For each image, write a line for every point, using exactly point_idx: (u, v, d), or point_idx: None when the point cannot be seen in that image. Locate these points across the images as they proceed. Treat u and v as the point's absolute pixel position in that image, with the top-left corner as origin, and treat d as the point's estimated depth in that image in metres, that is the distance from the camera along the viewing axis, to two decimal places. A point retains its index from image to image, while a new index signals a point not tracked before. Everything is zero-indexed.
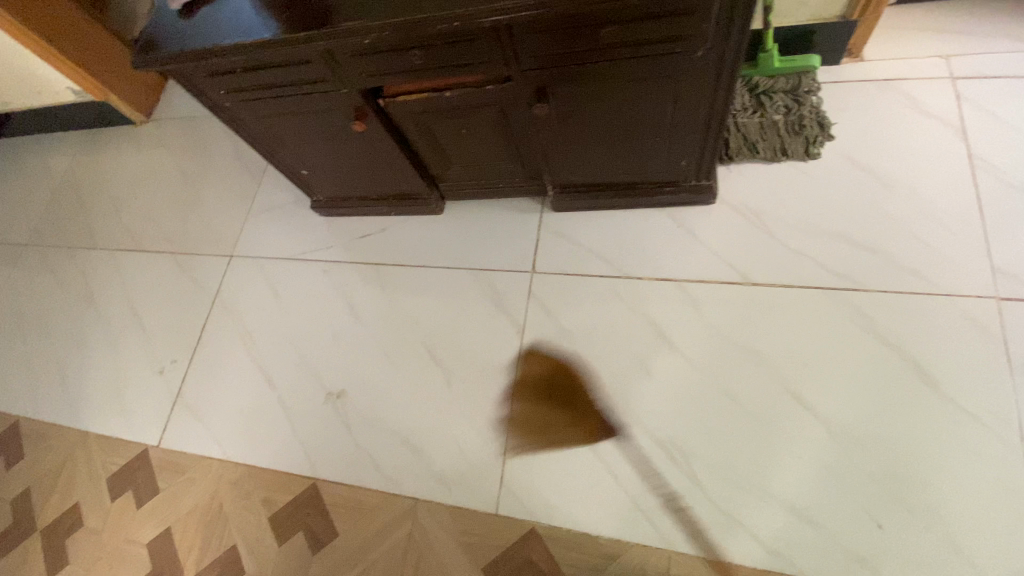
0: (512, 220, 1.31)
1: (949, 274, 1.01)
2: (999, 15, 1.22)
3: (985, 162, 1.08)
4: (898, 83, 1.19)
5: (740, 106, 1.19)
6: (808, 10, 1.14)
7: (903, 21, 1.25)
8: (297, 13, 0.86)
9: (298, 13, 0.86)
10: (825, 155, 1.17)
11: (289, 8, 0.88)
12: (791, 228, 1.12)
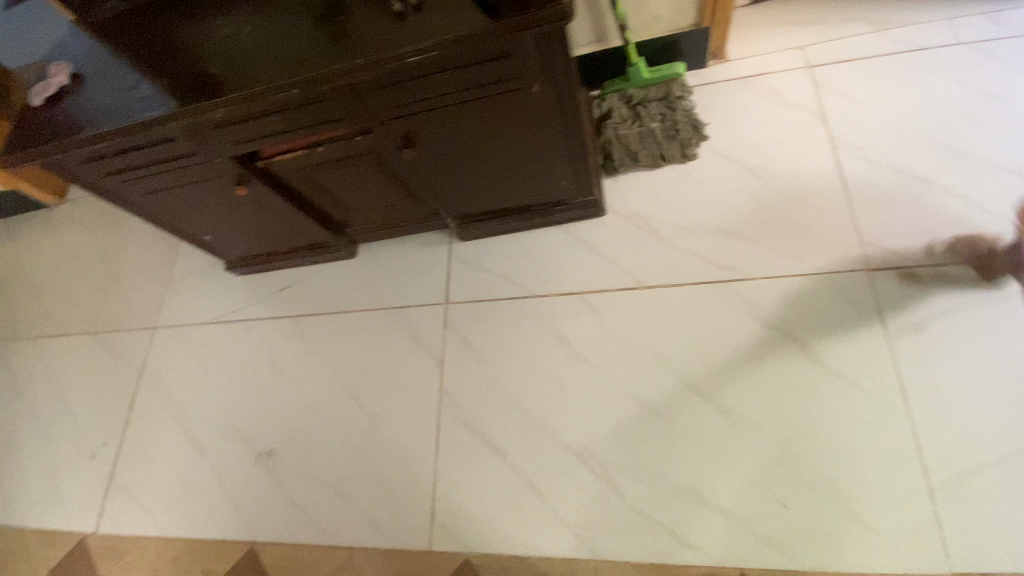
0: (422, 255, 1.34)
1: (822, 254, 1.07)
2: (845, 3, 1.30)
3: (845, 142, 1.15)
4: (759, 78, 1.27)
5: (619, 119, 1.25)
6: (662, 22, 1.21)
7: (759, 19, 1.33)
8: (153, 96, 0.89)
9: (153, 96, 0.89)
10: (702, 153, 1.23)
11: (145, 91, 0.90)
12: (677, 228, 1.18)
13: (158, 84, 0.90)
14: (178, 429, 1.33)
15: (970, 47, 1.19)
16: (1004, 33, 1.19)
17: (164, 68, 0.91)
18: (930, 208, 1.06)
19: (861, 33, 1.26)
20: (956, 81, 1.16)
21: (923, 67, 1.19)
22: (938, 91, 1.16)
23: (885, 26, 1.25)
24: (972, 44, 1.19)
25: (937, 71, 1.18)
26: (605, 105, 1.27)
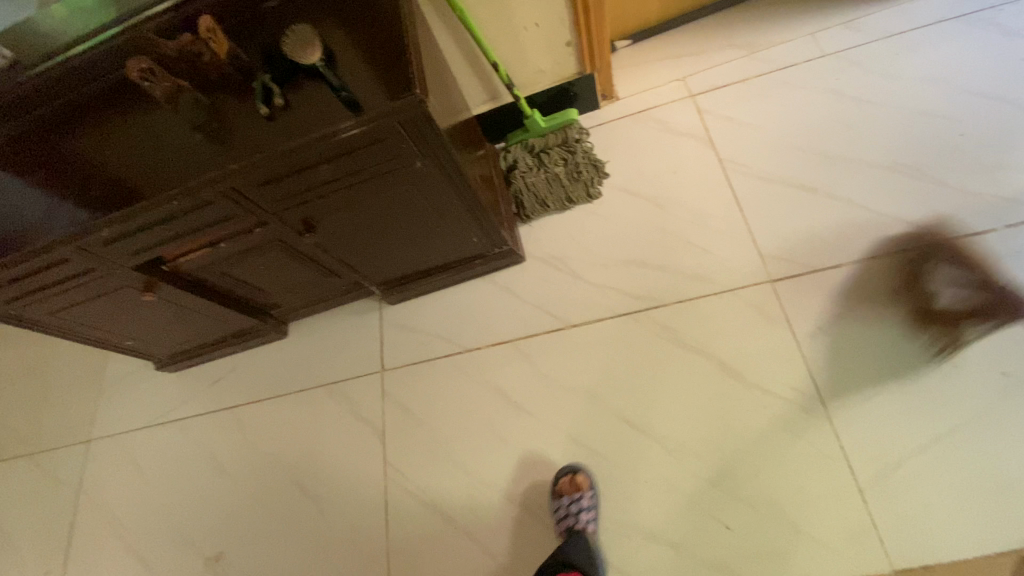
0: (353, 325, 1.34)
1: (728, 272, 1.11)
2: (717, 29, 1.38)
3: (734, 163, 1.22)
4: (649, 112, 1.35)
5: (525, 167, 1.33)
6: (548, 75, 1.28)
7: (642, 57, 1.42)
8: (38, 222, 0.88)
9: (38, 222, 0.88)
10: (605, 192, 1.30)
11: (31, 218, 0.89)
12: (592, 265, 1.22)
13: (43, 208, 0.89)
14: (123, 545, 1.27)
15: (834, 57, 1.26)
16: (863, 39, 1.26)
17: (49, 191, 0.90)
18: (817, 215, 1.11)
19: (733, 57, 1.33)
20: (827, 90, 1.22)
21: (793, 83, 1.26)
22: (811, 102, 1.22)
23: (756, 49, 1.32)
24: (836, 54, 1.26)
25: (807, 84, 1.25)
26: (511, 156, 1.36)
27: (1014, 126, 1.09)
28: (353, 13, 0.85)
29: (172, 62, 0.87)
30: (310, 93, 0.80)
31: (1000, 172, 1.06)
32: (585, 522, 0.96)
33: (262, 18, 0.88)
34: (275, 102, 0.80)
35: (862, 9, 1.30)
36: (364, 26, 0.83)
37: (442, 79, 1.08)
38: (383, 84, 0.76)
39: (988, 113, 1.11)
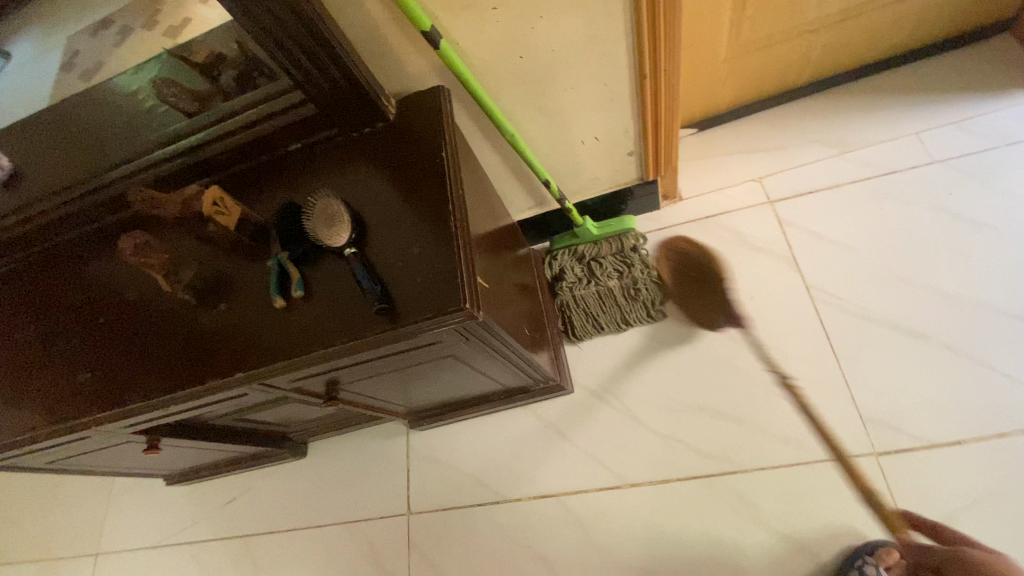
0: (376, 453, 1.19)
1: (820, 435, 0.94)
2: (799, 120, 1.20)
3: (824, 292, 1.04)
4: (718, 217, 1.17)
5: (573, 279, 1.18)
6: (604, 181, 1.12)
7: (709, 149, 1.25)
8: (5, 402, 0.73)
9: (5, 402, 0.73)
10: (669, 312, 1.13)
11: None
12: (652, 408, 1.05)
13: (11, 382, 0.74)
14: None
15: (944, 164, 1.07)
16: (977, 144, 1.08)
17: (22, 358, 0.75)
18: (930, 372, 0.93)
19: (818, 156, 1.15)
20: (936, 208, 1.05)
21: (894, 194, 1.07)
22: (917, 222, 1.04)
23: (847, 147, 1.14)
24: (945, 161, 1.08)
25: (911, 197, 1.06)
26: (557, 264, 1.20)
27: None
28: (390, 169, 0.69)
29: (177, 216, 0.74)
30: (334, 280, 0.65)
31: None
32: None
33: (283, 164, 0.75)
34: (292, 291, 0.65)
35: (975, 107, 1.12)
36: (402, 190, 0.67)
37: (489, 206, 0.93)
38: (424, 281, 0.60)
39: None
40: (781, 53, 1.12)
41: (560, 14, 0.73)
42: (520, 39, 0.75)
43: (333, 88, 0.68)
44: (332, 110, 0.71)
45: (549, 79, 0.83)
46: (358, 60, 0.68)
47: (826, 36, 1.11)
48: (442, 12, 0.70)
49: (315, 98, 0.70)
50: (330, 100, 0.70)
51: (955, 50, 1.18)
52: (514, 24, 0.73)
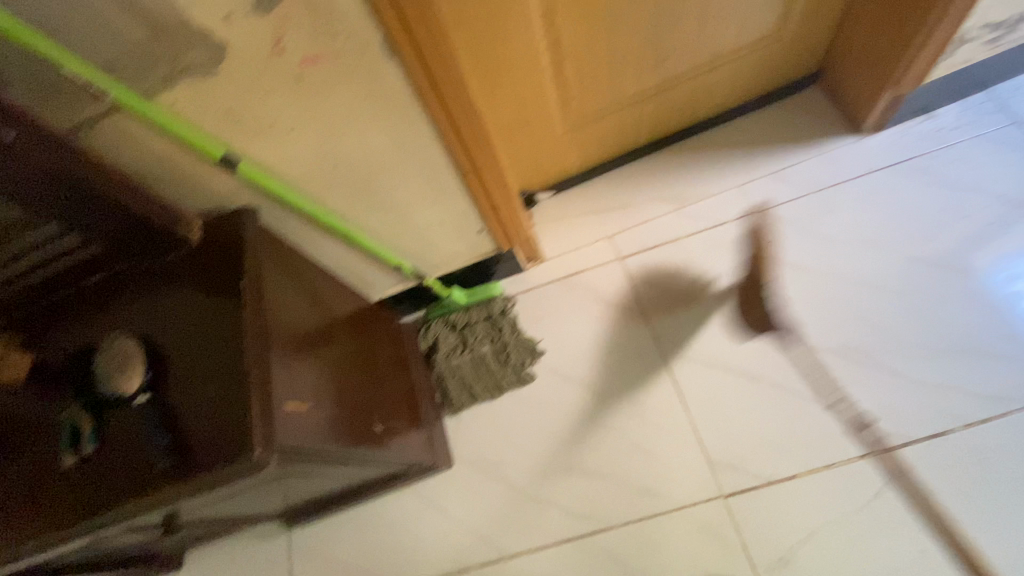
0: (256, 556, 1.13)
1: (674, 483, 1.00)
2: (641, 179, 1.30)
3: (672, 343, 1.11)
4: (578, 276, 1.24)
5: (447, 348, 1.19)
6: (463, 255, 1.15)
7: (565, 211, 1.33)
8: None
9: None
10: (539, 374, 1.16)
11: None
12: (526, 474, 1.08)
13: None
14: None
15: (765, 214, 1.18)
16: (792, 193, 1.18)
17: None
18: (763, 412, 1.01)
19: (660, 212, 1.25)
20: (762, 255, 1.14)
21: (726, 245, 1.17)
22: (744, 270, 1.14)
23: (683, 203, 1.24)
24: (766, 211, 1.18)
25: (739, 246, 1.16)
26: (431, 334, 1.21)
27: (931, 303, 1.04)
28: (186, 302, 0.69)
29: None
30: (129, 430, 0.63)
31: (930, 361, 0.99)
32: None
33: (83, 300, 0.73)
34: (85, 446, 0.62)
35: (794, 154, 1.22)
36: (197, 325, 0.67)
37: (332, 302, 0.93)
38: (217, 430, 0.60)
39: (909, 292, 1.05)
40: (615, 122, 1.21)
41: (364, 131, 0.74)
42: (328, 153, 0.76)
43: (118, 224, 0.68)
44: (126, 244, 0.70)
45: (371, 182, 0.85)
46: (142, 193, 0.68)
47: (652, 105, 1.19)
48: (235, 140, 0.69)
49: (100, 236, 0.69)
50: (117, 232, 0.69)
51: (772, 105, 1.27)
52: (317, 143, 0.74)
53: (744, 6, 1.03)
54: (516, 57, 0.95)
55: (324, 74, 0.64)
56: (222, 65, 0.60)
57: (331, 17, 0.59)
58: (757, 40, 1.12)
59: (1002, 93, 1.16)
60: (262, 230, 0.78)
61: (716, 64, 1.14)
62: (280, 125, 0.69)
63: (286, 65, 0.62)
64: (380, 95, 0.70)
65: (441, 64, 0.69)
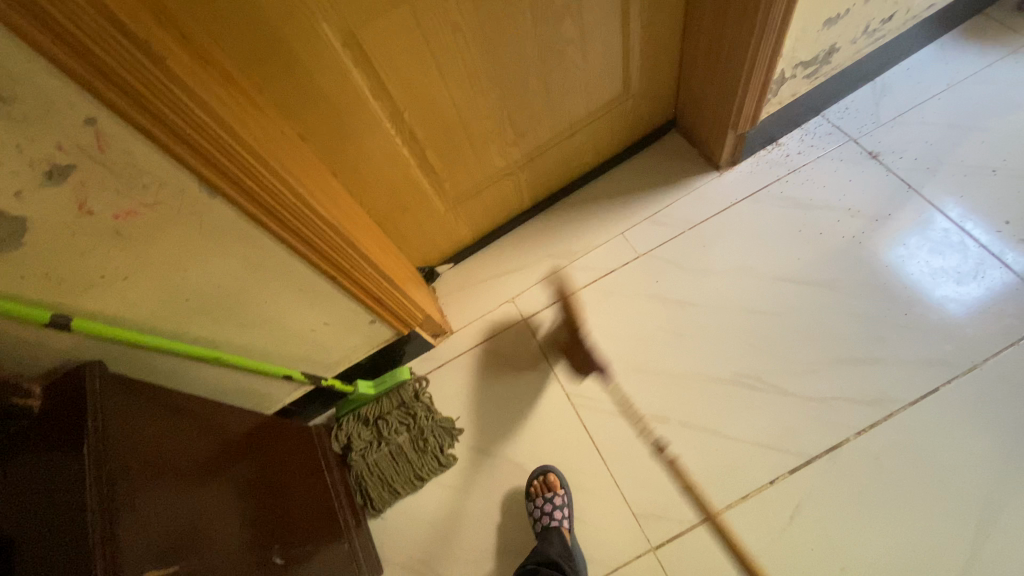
0: None
1: (605, 543, 0.99)
2: (533, 238, 1.34)
3: (583, 397, 1.11)
4: (485, 343, 1.24)
5: (363, 445, 1.15)
6: (362, 347, 1.13)
7: (467, 281, 1.35)
8: None
9: None
10: (460, 454, 1.13)
11: None
12: (460, 564, 1.04)
13: None
14: None
15: (647, 256, 1.23)
16: (669, 233, 1.24)
17: None
18: (677, 453, 1.03)
19: (554, 268, 1.28)
20: (651, 296, 1.18)
21: (617, 291, 1.21)
22: (637, 313, 1.17)
23: (574, 256, 1.28)
24: (649, 253, 1.23)
25: (630, 290, 1.20)
26: (343, 433, 1.17)
27: (806, 322, 1.09)
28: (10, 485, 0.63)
29: None
30: None
31: (819, 374, 1.03)
32: (560, 520, 0.98)
33: None
34: None
35: (666, 196, 1.30)
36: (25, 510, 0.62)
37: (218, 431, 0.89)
38: None
39: (788, 312, 1.10)
40: (495, 192, 1.25)
41: (210, 260, 0.73)
42: (177, 288, 0.75)
43: None
44: None
45: (236, 302, 0.83)
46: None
47: (527, 171, 1.25)
48: (62, 299, 0.66)
49: None
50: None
51: (640, 153, 1.37)
52: (159, 282, 0.72)
53: (587, 78, 1.11)
54: (374, 156, 0.97)
55: (145, 224, 0.64)
56: (27, 236, 0.58)
57: (135, 174, 0.58)
58: (606, 102, 1.20)
59: (833, 117, 1.28)
60: (115, 382, 0.76)
61: (575, 128, 1.21)
62: (111, 275, 0.67)
63: (98, 223, 0.61)
64: (215, 229, 0.70)
65: (269, 193, 0.69)
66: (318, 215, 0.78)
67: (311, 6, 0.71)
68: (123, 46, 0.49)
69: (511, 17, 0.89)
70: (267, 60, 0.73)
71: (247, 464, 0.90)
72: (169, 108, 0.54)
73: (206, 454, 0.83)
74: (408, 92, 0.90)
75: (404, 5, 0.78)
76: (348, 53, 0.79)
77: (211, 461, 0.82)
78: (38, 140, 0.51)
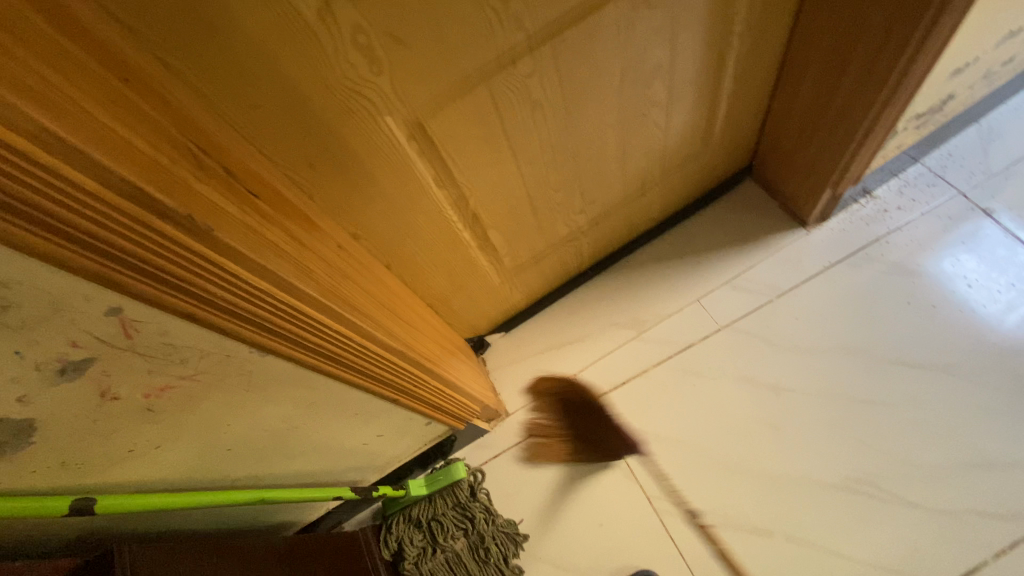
0: None
1: None
2: (594, 304, 1.20)
3: (666, 502, 0.98)
4: (546, 431, 1.10)
5: (416, 552, 1.01)
6: (414, 446, 1.00)
7: (520, 353, 1.21)
8: None
9: None
10: (527, 565, 1.00)
11: None
12: None
13: None
14: None
15: (730, 329, 1.08)
16: (753, 302, 1.09)
17: None
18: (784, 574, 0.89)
19: (621, 341, 1.13)
20: (739, 379, 1.03)
21: (698, 371, 1.06)
22: (723, 400, 1.02)
23: (643, 326, 1.13)
24: (732, 326, 1.08)
25: (712, 370, 1.05)
26: (393, 538, 1.04)
27: (922, 417, 0.94)
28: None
29: None
30: None
31: (941, 481, 0.90)
32: None
33: None
34: None
35: (747, 256, 1.14)
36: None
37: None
38: None
39: (903, 403, 0.96)
40: (554, 259, 1.11)
41: (257, 410, 0.61)
42: (219, 441, 0.62)
43: None
44: None
45: (283, 438, 0.70)
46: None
47: (589, 235, 1.11)
48: (82, 480, 0.53)
49: None
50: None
51: (712, 206, 1.21)
52: (198, 441, 0.59)
53: (668, 138, 0.96)
54: (431, 245, 0.84)
55: (182, 396, 0.51)
56: (37, 434, 0.45)
57: (170, 351, 0.45)
58: (683, 159, 1.05)
59: (935, 164, 1.12)
60: (156, 563, 0.61)
61: (646, 188, 1.07)
62: (141, 446, 0.54)
63: (126, 406, 0.48)
64: (265, 381, 0.56)
65: (333, 339, 0.56)
66: (379, 344, 0.64)
67: (374, 101, 0.57)
68: (159, 232, 0.35)
69: (597, 87, 0.74)
70: (319, 164, 0.60)
71: None
72: (220, 287, 0.41)
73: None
74: (475, 174, 0.76)
75: (480, 88, 0.63)
76: (413, 145, 0.65)
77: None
78: (45, 340, 0.38)
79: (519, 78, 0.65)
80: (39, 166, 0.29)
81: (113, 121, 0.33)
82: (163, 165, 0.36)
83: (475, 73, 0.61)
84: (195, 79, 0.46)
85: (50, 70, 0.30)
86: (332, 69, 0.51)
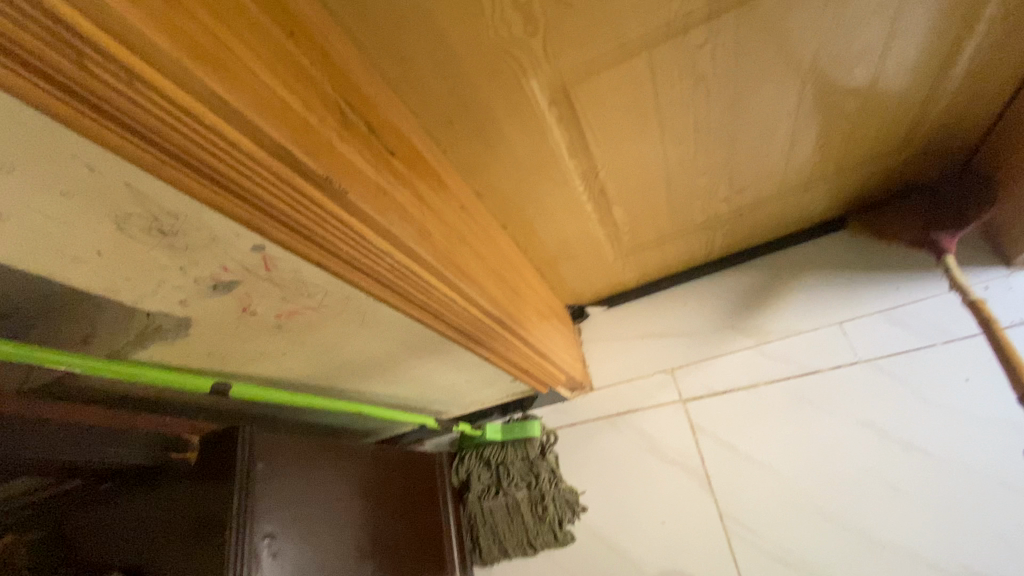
0: None
1: None
2: (713, 299, 1.11)
3: (738, 524, 0.92)
4: (629, 415, 1.08)
5: (481, 489, 1.09)
6: (498, 396, 1.04)
7: (620, 330, 1.17)
8: None
9: None
10: (580, 534, 1.03)
11: None
12: None
13: None
14: None
15: (870, 366, 0.92)
16: (909, 343, 0.91)
17: None
18: None
19: (735, 348, 1.04)
20: (863, 423, 0.89)
21: (815, 401, 0.94)
22: (838, 443, 0.90)
23: (763, 337, 1.02)
24: (873, 362, 0.92)
25: (833, 406, 0.92)
26: (464, 469, 1.12)
27: None
28: (154, 516, 0.66)
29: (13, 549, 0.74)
30: None
31: None
32: None
33: (95, 501, 0.72)
34: None
35: (919, 284, 0.94)
36: (156, 553, 0.64)
37: (357, 493, 0.84)
38: None
39: None
40: (680, 244, 1.03)
41: (366, 343, 0.66)
42: (331, 360, 0.69)
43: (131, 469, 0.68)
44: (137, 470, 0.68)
45: (384, 368, 0.77)
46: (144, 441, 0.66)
47: (727, 226, 1.00)
48: (223, 367, 0.63)
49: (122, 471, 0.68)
50: (111, 469, 0.67)
51: (889, 217, 1.01)
52: (314, 357, 0.66)
53: (856, 133, 0.80)
54: (553, 211, 0.81)
55: (306, 321, 0.57)
56: (191, 328, 0.53)
57: (300, 287, 0.50)
58: (867, 158, 0.87)
59: None
60: (272, 444, 0.72)
61: (811, 184, 0.92)
62: (269, 352, 0.62)
63: (261, 320, 0.54)
64: (376, 322, 0.61)
65: (428, 295, 0.56)
66: (472, 303, 0.63)
67: (522, 62, 0.54)
68: (296, 188, 0.37)
69: (780, 66, 0.63)
70: (456, 119, 0.59)
71: (381, 513, 0.87)
72: (346, 243, 0.43)
73: (333, 535, 0.76)
74: (612, 149, 0.70)
75: (638, 57, 0.57)
76: (554, 111, 0.61)
77: (334, 547, 0.75)
78: (203, 263, 0.43)
79: (687, 50, 0.57)
80: (204, 126, 0.30)
81: (272, 81, 0.35)
82: (311, 126, 0.38)
83: (638, 41, 0.54)
84: (356, 28, 0.47)
85: (223, 30, 0.33)
86: (485, 29, 0.49)
